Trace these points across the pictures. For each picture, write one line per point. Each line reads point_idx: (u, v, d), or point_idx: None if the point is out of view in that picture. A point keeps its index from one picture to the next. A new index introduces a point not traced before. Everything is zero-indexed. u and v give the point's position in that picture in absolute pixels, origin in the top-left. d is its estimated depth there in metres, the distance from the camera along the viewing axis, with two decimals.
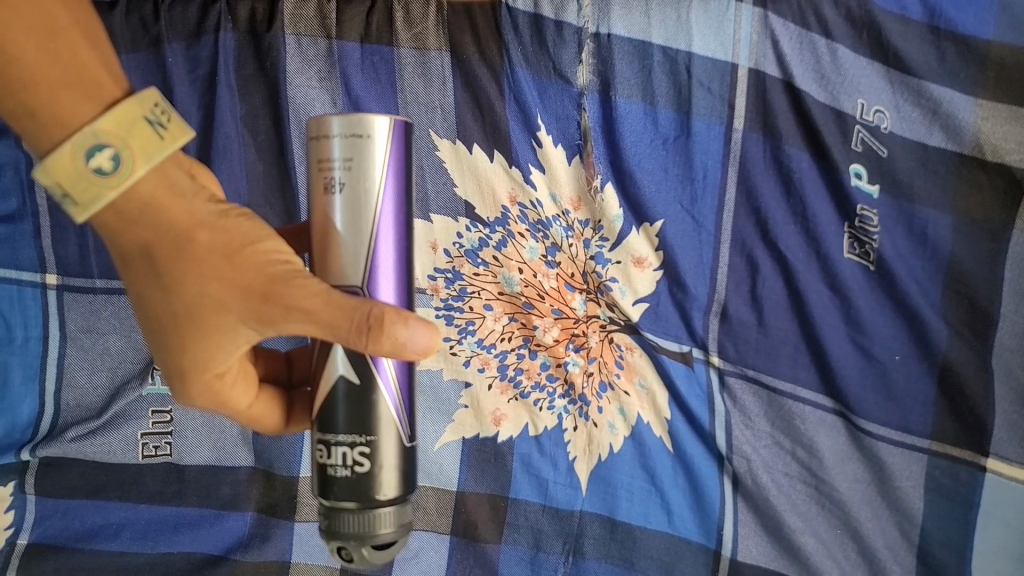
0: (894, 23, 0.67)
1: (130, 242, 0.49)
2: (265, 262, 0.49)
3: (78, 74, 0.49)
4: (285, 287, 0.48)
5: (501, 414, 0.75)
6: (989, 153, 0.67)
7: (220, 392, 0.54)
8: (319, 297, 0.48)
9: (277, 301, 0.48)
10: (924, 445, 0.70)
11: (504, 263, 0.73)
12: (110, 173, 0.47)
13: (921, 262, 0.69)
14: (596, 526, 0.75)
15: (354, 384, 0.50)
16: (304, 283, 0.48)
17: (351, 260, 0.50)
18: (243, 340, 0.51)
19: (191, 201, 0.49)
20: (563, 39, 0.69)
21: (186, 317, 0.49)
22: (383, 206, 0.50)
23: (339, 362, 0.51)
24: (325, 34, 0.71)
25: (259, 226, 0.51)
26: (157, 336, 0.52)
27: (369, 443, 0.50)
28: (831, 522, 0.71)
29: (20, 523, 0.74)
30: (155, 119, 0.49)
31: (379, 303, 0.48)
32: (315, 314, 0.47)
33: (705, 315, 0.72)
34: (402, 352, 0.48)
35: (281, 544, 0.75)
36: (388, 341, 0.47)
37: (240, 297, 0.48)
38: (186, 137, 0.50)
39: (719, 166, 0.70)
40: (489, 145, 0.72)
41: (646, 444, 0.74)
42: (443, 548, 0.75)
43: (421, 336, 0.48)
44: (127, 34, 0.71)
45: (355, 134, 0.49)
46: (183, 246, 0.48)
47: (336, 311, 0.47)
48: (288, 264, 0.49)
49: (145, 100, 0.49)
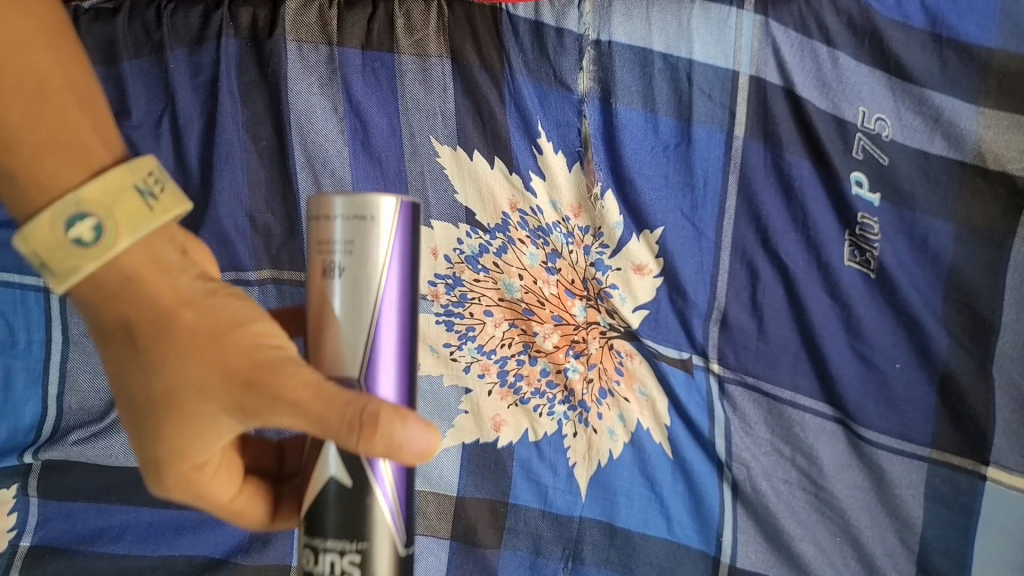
0: (895, 31, 0.66)
1: (111, 317, 0.47)
2: (253, 345, 0.45)
3: (68, 138, 0.48)
4: (274, 374, 0.43)
5: (500, 419, 0.75)
6: (992, 162, 0.67)
7: (199, 488, 0.48)
8: (309, 388, 0.43)
9: (263, 389, 0.43)
10: (924, 453, 0.70)
11: (504, 270, 0.73)
12: (91, 242, 0.45)
13: (921, 269, 0.69)
14: (596, 533, 0.75)
15: (346, 487, 0.45)
16: (294, 371, 0.44)
17: (350, 349, 0.45)
18: (226, 429, 0.46)
19: (177, 279, 0.47)
20: (564, 47, 0.69)
21: (164, 402, 0.45)
22: (386, 295, 0.45)
23: (331, 463, 0.45)
24: (326, 41, 0.71)
25: (250, 309, 0.48)
26: (133, 424, 0.47)
27: (361, 553, 0.45)
28: (830, 530, 0.71)
29: (22, 525, 0.74)
30: (146, 189, 0.47)
31: (376, 398, 0.43)
32: (303, 406, 0.43)
33: (705, 322, 0.72)
34: (397, 453, 0.44)
35: (282, 548, 0.75)
36: (383, 441, 0.43)
37: (223, 382, 0.44)
38: (178, 208, 0.48)
39: (719, 173, 0.70)
40: (491, 151, 0.72)
41: (645, 450, 0.74)
42: (443, 552, 0.75)
43: (420, 438, 0.44)
44: (129, 41, 0.72)
45: (358, 216, 0.43)
46: (169, 324, 0.45)
47: (327, 405, 0.42)
48: (277, 350, 0.45)
49: (138, 169, 0.48)
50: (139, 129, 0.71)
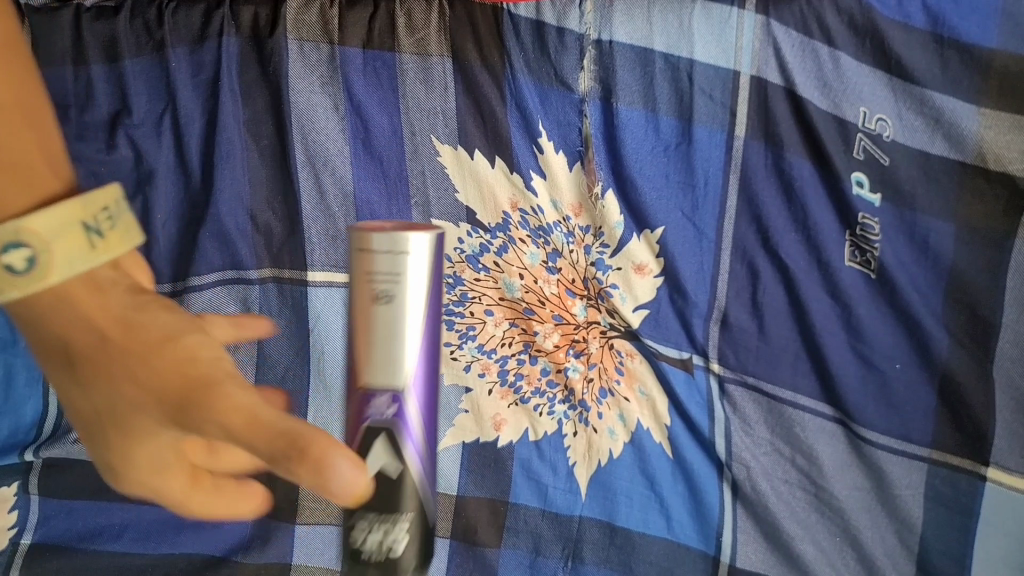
0: (897, 31, 0.65)
1: (41, 334, 0.44)
2: (186, 360, 0.44)
3: (15, 157, 0.44)
4: (201, 397, 0.43)
5: (501, 419, 0.76)
6: (992, 162, 0.66)
7: (162, 497, 0.46)
8: (239, 414, 0.42)
9: (191, 411, 0.43)
10: (923, 453, 0.70)
11: (504, 269, 0.74)
12: (22, 274, 0.42)
13: (922, 269, 0.68)
14: (596, 532, 0.75)
15: (388, 473, 0.49)
16: (223, 394, 0.43)
17: (392, 369, 0.49)
18: (166, 449, 0.45)
19: (108, 296, 0.45)
20: (565, 47, 0.70)
21: (105, 417, 0.44)
22: (423, 320, 0.49)
23: (374, 454, 0.49)
24: (327, 40, 0.71)
25: (179, 320, 0.46)
26: (83, 433, 0.47)
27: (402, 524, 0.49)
28: (830, 530, 0.71)
29: (23, 523, 0.74)
30: (94, 226, 0.45)
31: (309, 429, 0.42)
32: (239, 428, 0.42)
33: (705, 322, 0.72)
34: (328, 490, 0.42)
35: (282, 546, 0.76)
36: (309, 475, 0.41)
37: (156, 402, 0.43)
38: (120, 249, 0.46)
39: (720, 173, 0.70)
40: (491, 150, 0.72)
41: (645, 450, 0.74)
42: (442, 550, 0.75)
43: (351, 474, 0.42)
44: (131, 39, 0.71)
45: (399, 251, 0.48)
46: (100, 346, 0.44)
47: (264, 433, 0.42)
48: (206, 365, 0.44)
49: (90, 203, 0.45)
50: (141, 128, 0.71)
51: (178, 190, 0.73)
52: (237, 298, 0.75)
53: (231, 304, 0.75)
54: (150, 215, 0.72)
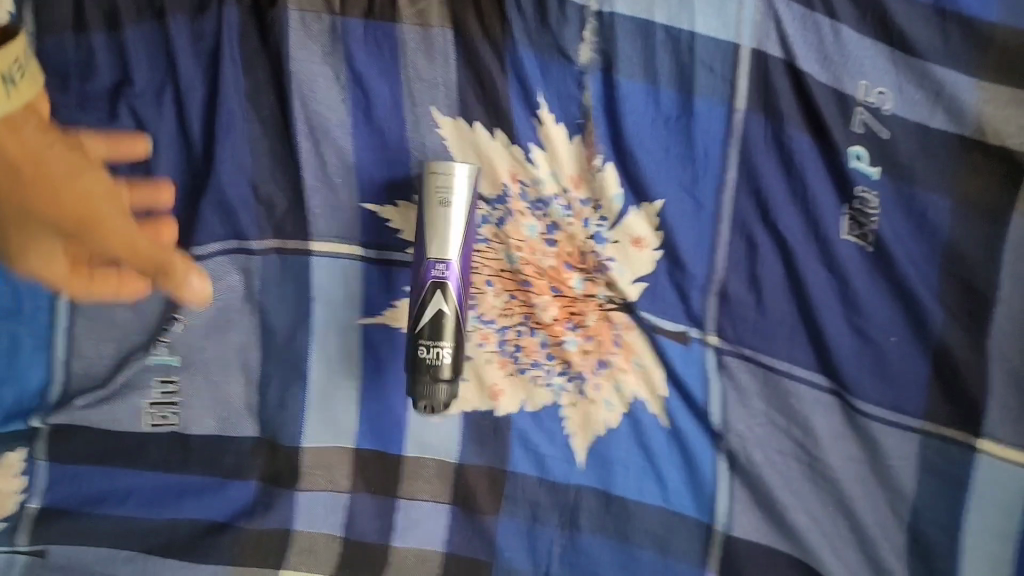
0: (900, 4, 0.64)
1: None
2: (81, 184, 0.48)
3: None
4: (99, 221, 0.50)
5: (498, 389, 0.78)
6: (991, 137, 0.64)
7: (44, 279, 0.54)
8: (126, 242, 0.52)
9: (91, 232, 0.50)
10: (917, 424, 0.69)
11: (504, 241, 0.75)
12: None
13: (919, 244, 0.67)
14: (593, 501, 0.78)
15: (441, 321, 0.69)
16: (110, 225, 0.50)
17: (449, 245, 0.70)
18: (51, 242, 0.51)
19: (23, 130, 0.46)
20: (565, 17, 0.69)
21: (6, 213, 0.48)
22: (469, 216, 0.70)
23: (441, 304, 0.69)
24: (328, 10, 0.70)
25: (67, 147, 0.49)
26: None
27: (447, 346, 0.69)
28: (824, 499, 0.73)
29: (32, 487, 0.75)
30: (10, 76, 0.45)
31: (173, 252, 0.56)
32: (112, 240, 0.51)
33: (703, 294, 0.74)
34: (182, 295, 0.58)
35: (283, 512, 0.77)
36: (174, 283, 0.56)
37: (47, 218, 0.48)
38: (31, 95, 0.47)
39: (720, 146, 0.70)
40: (491, 123, 0.72)
41: (641, 421, 0.77)
42: (442, 518, 0.79)
43: (199, 285, 0.58)
44: (131, 8, 0.70)
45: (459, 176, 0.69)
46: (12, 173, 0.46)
47: (128, 241, 0.52)
48: (104, 190, 0.50)
49: (8, 55, 0.45)
50: (142, 97, 0.71)
51: (181, 159, 0.74)
52: (239, 267, 0.76)
53: (233, 272, 0.76)
54: (151, 182, 0.73)
